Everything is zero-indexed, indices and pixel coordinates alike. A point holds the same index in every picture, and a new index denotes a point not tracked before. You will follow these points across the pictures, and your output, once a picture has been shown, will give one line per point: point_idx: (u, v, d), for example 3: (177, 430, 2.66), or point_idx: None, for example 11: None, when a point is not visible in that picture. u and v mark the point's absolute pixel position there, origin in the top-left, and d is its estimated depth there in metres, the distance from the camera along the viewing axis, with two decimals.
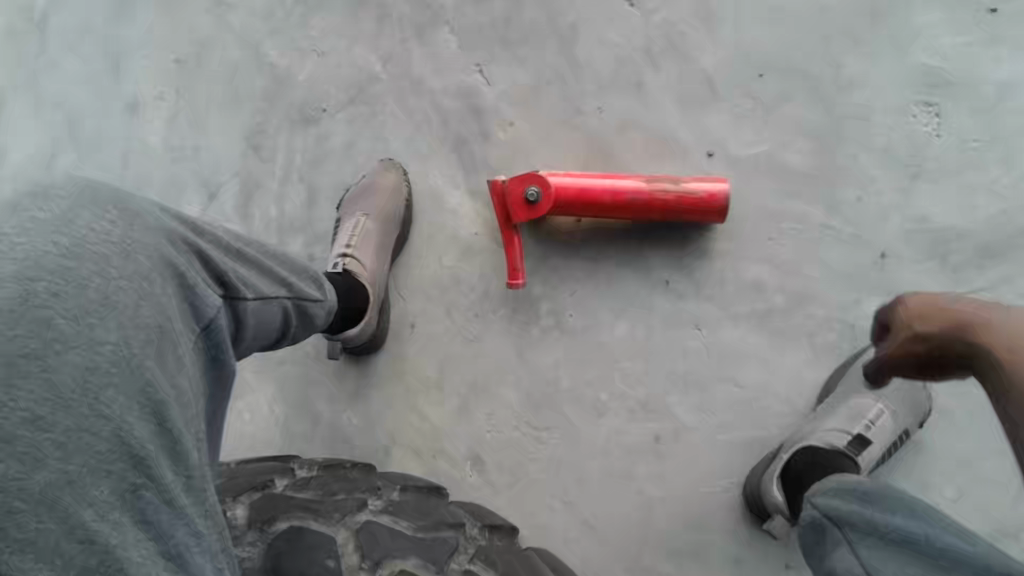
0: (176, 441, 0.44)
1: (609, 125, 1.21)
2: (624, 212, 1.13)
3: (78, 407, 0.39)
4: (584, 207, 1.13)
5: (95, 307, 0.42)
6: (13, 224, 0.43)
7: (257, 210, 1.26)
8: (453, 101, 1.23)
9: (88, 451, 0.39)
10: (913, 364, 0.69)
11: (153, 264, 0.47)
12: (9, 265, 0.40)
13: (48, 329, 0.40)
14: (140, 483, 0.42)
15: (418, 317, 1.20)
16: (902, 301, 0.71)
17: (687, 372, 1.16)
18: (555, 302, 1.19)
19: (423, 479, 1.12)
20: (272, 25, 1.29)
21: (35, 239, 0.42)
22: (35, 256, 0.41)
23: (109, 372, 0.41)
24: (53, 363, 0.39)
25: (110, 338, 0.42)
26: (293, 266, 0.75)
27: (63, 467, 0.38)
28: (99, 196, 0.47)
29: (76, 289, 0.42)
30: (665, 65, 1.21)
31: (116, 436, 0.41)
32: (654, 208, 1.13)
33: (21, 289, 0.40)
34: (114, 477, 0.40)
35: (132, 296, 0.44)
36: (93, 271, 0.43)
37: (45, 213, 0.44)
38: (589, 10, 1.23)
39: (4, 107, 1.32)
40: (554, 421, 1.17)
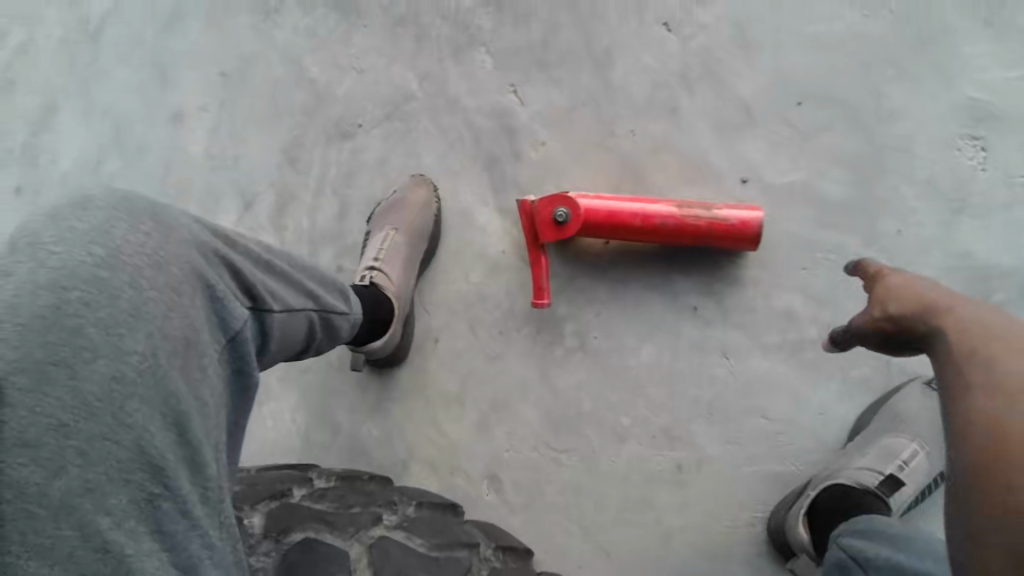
0: (195, 452, 0.45)
1: (642, 148, 1.20)
2: (653, 236, 1.12)
3: (103, 416, 0.40)
4: (613, 230, 1.12)
5: (125, 318, 0.43)
6: (54, 231, 0.44)
7: (290, 221, 1.28)
8: (486, 120, 1.24)
9: (109, 460, 0.40)
10: (878, 337, 0.69)
11: (184, 276, 0.48)
12: (46, 273, 0.41)
13: (79, 338, 0.41)
14: (158, 493, 0.42)
15: (442, 332, 1.20)
16: (880, 279, 0.70)
17: (712, 400, 1.14)
18: (580, 323, 1.18)
19: (439, 495, 1.12)
20: (314, 42, 1.32)
21: (72, 248, 0.43)
22: (71, 265, 0.42)
23: (135, 382, 0.42)
24: (81, 371, 0.40)
25: (137, 348, 0.43)
26: (321, 278, 0.77)
27: (84, 474, 0.39)
28: (136, 209, 0.49)
29: (107, 299, 0.43)
30: (701, 90, 1.20)
31: (137, 445, 0.41)
32: (684, 234, 1.11)
33: (56, 297, 0.41)
34: (133, 486, 0.41)
35: (161, 307, 0.45)
36: (126, 282, 0.44)
37: (83, 223, 0.45)
38: (625, 35, 1.23)
39: (57, 114, 1.38)
40: (574, 444, 1.15)
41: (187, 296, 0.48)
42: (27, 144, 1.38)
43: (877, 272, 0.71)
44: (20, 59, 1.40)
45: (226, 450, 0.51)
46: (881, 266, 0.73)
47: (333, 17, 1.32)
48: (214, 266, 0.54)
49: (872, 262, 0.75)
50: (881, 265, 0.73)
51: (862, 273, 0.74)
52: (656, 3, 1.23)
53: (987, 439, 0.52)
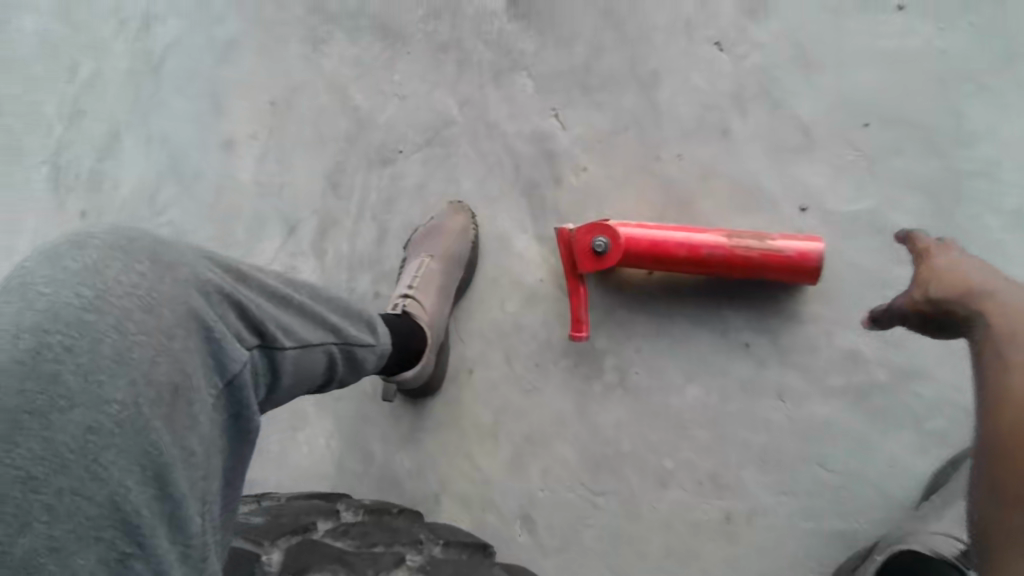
0: (175, 507, 0.44)
1: (690, 173, 1.14)
2: (700, 268, 1.05)
3: (75, 469, 0.40)
4: (656, 261, 1.05)
5: (107, 364, 0.42)
6: (46, 271, 0.43)
7: (330, 246, 1.29)
8: (526, 145, 1.21)
9: (78, 517, 0.40)
10: (917, 318, 0.77)
11: (177, 318, 0.47)
12: (30, 314, 0.41)
13: (57, 385, 0.40)
14: (129, 551, 0.42)
15: (477, 362, 1.16)
16: (930, 263, 0.77)
17: (766, 446, 1.05)
18: (621, 357, 1.11)
19: (470, 534, 1.07)
20: (359, 70, 1.33)
21: (60, 289, 0.42)
22: (56, 308, 0.41)
23: (112, 434, 0.41)
24: (56, 422, 0.40)
25: (117, 397, 0.42)
26: (345, 310, 0.75)
27: (49, 533, 0.39)
28: (135, 247, 0.48)
29: (89, 344, 0.41)
30: (754, 112, 1.13)
31: (110, 501, 0.41)
32: (734, 266, 1.04)
33: (36, 341, 0.40)
34: (103, 544, 0.41)
35: (147, 353, 0.44)
36: (112, 325, 0.43)
37: (76, 262, 0.44)
38: (673, 56, 1.17)
39: (120, 142, 1.45)
40: (612, 486, 1.08)
41: (180, 339, 0.47)
42: (92, 171, 1.45)
43: (925, 247, 0.83)
44: (90, 91, 1.48)
45: (217, 499, 0.50)
46: (929, 241, 0.84)
47: (378, 45, 1.32)
48: (215, 303, 0.52)
49: (921, 235, 0.87)
50: (931, 239, 0.84)
51: (910, 244, 0.87)
52: (707, 22, 1.16)
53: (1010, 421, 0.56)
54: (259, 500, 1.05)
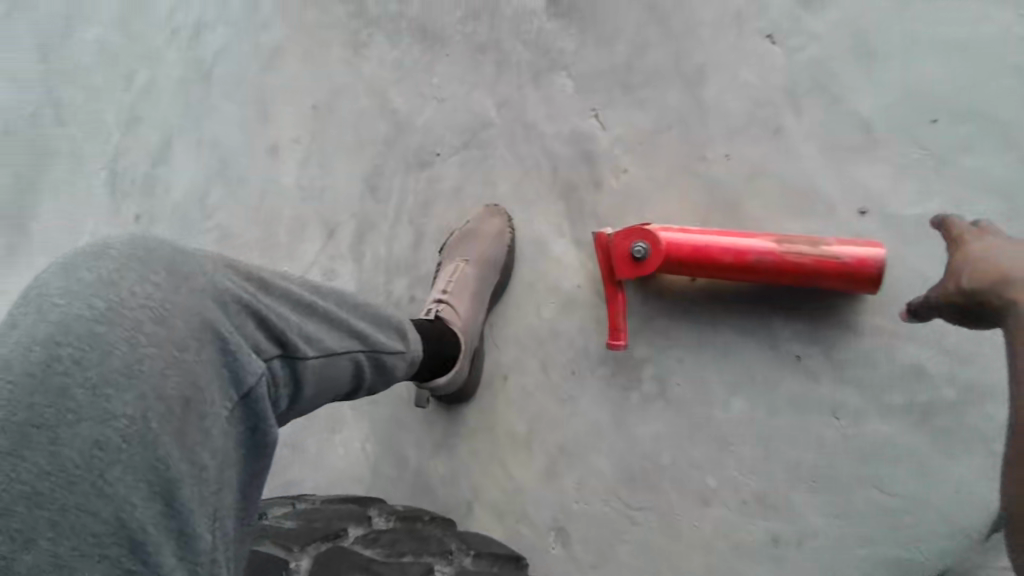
0: (182, 524, 0.46)
1: (737, 174, 1.08)
2: (747, 274, 0.99)
3: (80, 485, 0.42)
4: (700, 267, 1.00)
5: (116, 378, 0.44)
6: (61, 282, 0.45)
7: (368, 249, 1.29)
8: (565, 147, 1.18)
9: (83, 533, 0.42)
10: (952, 311, 0.78)
11: (190, 329, 0.48)
12: (44, 325, 0.43)
13: (65, 399, 0.42)
14: (135, 569, 0.44)
15: (512, 369, 1.14)
16: (965, 252, 0.78)
17: (817, 465, 0.98)
18: (660, 367, 1.06)
19: (503, 545, 1.05)
20: (398, 73, 1.33)
21: (73, 301, 0.44)
22: (69, 320, 0.43)
23: (119, 449, 0.43)
24: (63, 436, 0.42)
25: (124, 411, 0.44)
26: (373, 317, 0.74)
27: (53, 548, 0.42)
28: (153, 257, 0.49)
29: (99, 357, 0.43)
30: (809, 109, 1.06)
31: (114, 517, 0.43)
32: (784, 273, 0.97)
33: (47, 354, 0.42)
34: (108, 562, 0.43)
35: (158, 365, 0.45)
36: (122, 338, 0.44)
37: (91, 274, 0.45)
38: (720, 51, 1.12)
39: (172, 148, 1.50)
40: (650, 501, 1.04)
41: (194, 351, 0.48)
42: (147, 176, 1.50)
43: (960, 235, 0.84)
44: (146, 99, 1.53)
45: (232, 515, 0.51)
46: (964, 228, 0.86)
47: (418, 47, 1.32)
48: (232, 312, 0.53)
49: (957, 220, 0.88)
50: (965, 224, 0.86)
51: (947, 230, 0.88)
52: (758, 14, 1.10)
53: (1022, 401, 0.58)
54: (294, 501, 1.05)
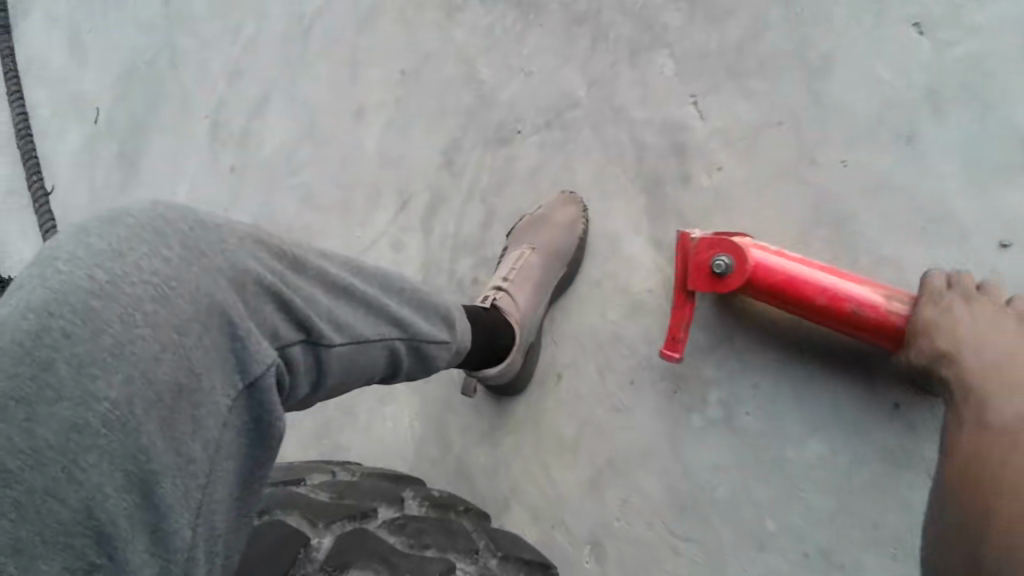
0: (156, 518, 0.47)
1: (851, 184, 0.94)
2: (841, 325, 0.85)
3: (52, 468, 0.43)
4: (790, 302, 0.87)
5: (103, 357, 0.45)
6: (70, 249, 0.47)
7: (437, 224, 1.26)
8: (655, 136, 1.07)
9: (50, 518, 0.43)
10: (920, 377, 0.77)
11: (195, 312, 0.49)
12: (43, 293, 0.45)
13: (49, 373, 0.43)
14: (98, 563, 0.45)
15: (567, 369, 1.07)
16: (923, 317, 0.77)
17: (898, 531, 0.85)
18: (729, 391, 0.96)
19: (534, 550, 1.00)
20: (489, 40, 1.26)
21: (74, 270, 0.46)
22: (66, 289, 0.45)
23: (97, 434, 0.44)
24: (40, 414, 0.43)
25: (109, 394, 0.44)
26: (419, 303, 0.69)
27: (13, 533, 0.42)
28: (170, 230, 0.50)
29: (90, 333, 0.45)
30: (954, 116, 0.90)
31: (83, 506, 0.44)
32: (888, 335, 0.82)
33: (39, 323, 0.44)
34: (71, 553, 0.44)
35: (152, 349, 0.46)
36: (117, 316, 0.46)
37: (100, 242, 0.47)
38: (852, 39, 0.96)
39: (268, 102, 1.52)
40: (696, 534, 0.95)
41: (196, 335, 0.49)
42: (243, 128, 1.54)
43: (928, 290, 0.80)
44: (250, 52, 1.56)
45: (222, 510, 0.51)
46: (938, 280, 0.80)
47: (511, 15, 1.24)
48: (252, 294, 0.53)
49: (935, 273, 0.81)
50: (939, 277, 0.80)
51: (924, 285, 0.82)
52: None
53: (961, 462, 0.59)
54: (335, 470, 1.04)
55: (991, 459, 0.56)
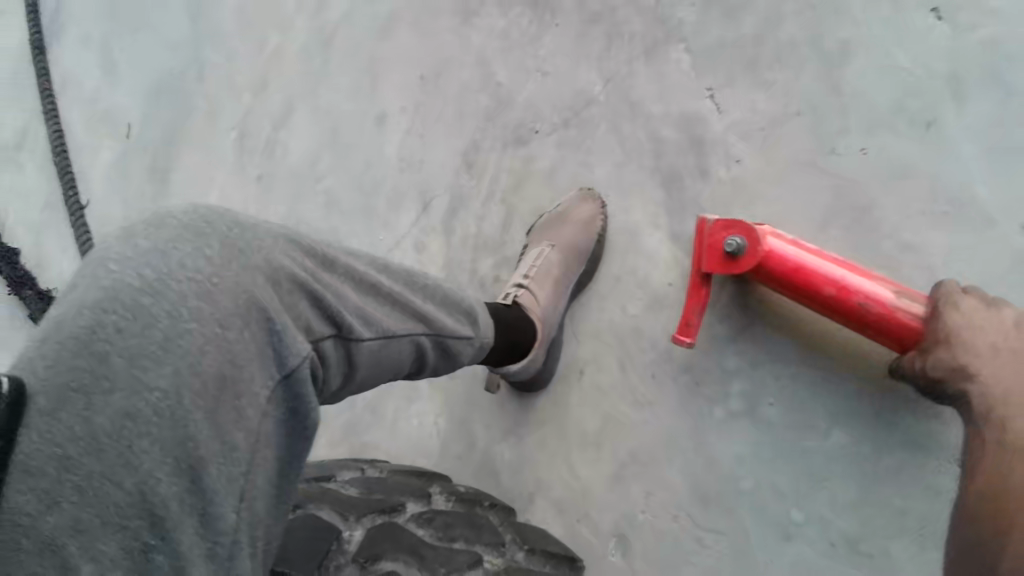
0: (205, 503, 0.49)
1: (871, 173, 0.94)
2: (846, 319, 0.85)
3: (108, 454, 0.46)
4: (795, 291, 0.87)
5: (153, 350, 0.47)
6: (119, 250, 0.50)
7: (459, 225, 1.28)
8: (672, 131, 1.08)
9: (107, 501, 0.46)
10: (921, 384, 0.80)
11: (237, 307, 0.51)
12: (98, 291, 0.48)
13: (104, 365, 0.46)
14: (152, 543, 0.47)
15: (589, 364, 1.08)
16: (943, 330, 0.77)
17: (926, 519, 0.85)
18: (752, 382, 0.96)
19: (559, 543, 1.01)
20: (505, 43, 1.27)
21: (124, 270, 0.49)
22: (117, 288, 0.48)
23: (149, 422, 0.47)
24: (97, 404, 0.46)
25: (159, 385, 0.47)
26: (443, 299, 0.71)
27: (75, 514, 0.45)
28: (211, 230, 0.53)
29: (140, 327, 0.47)
30: (975, 100, 0.90)
31: (138, 490, 0.46)
32: (890, 331, 0.82)
33: (94, 319, 0.47)
34: (127, 534, 0.46)
35: (198, 342, 0.49)
36: (165, 311, 0.48)
37: (146, 242, 0.50)
38: (869, 28, 0.96)
39: (291, 112, 1.56)
40: (722, 525, 0.95)
41: (238, 329, 0.51)
42: (268, 138, 1.58)
43: (947, 300, 0.78)
44: (272, 63, 1.60)
45: (263, 497, 0.53)
46: (955, 290, 0.79)
47: (526, 16, 1.25)
48: (286, 290, 0.55)
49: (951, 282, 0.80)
50: (955, 286, 0.79)
51: (937, 290, 0.81)
52: None
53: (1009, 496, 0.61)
54: (363, 467, 1.07)
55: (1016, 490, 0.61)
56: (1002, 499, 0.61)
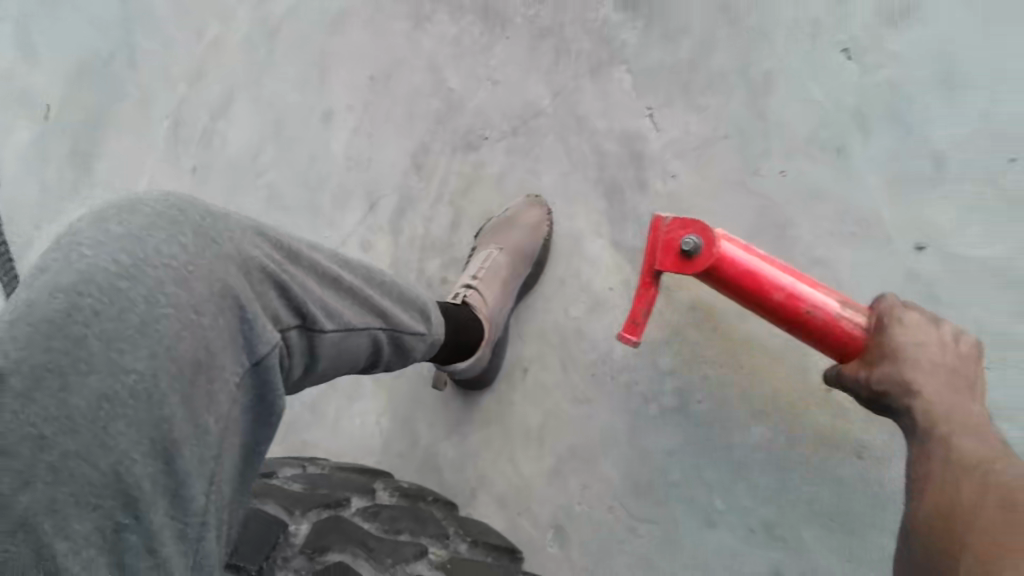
0: (178, 484, 0.50)
1: (790, 193, 1.04)
2: (792, 327, 0.77)
3: (84, 434, 0.45)
4: (743, 297, 0.78)
5: (130, 333, 0.48)
6: (91, 235, 0.50)
7: (406, 226, 1.30)
8: (614, 145, 1.15)
9: (81, 481, 0.45)
10: (864, 399, 0.69)
11: (211, 295, 0.52)
12: (71, 274, 0.47)
13: (80, 347, 0.46)
14: (125, 524, 0.47)
15: (532, 363, 1.13)
16: (887, 341, 0.67)
17: (830, 504, 0.95)
18: (682, 381, 1.04)
19: (501, 536, 1.05)
20: (457, 50, 1.31)
21: (99, 254, 0.49)
22: (91, 271, 0.48)
23: (126, 404, 0.47)
24: (72, 384, 0.45)
25: (136, 367, 0.47)
26: (399, 296, 0.73)
27: (49, 493, 0.44)
28: (182, 219, 0.53)
29: (117, 311, 0.47)
30: (878, 134, 1.01)
31: (113, 470, 0.46)
32: (840, 345, 0.73)
33: (69, 302, 0.46)
34: (101, 514, 0.46)
35: (174, 327, 0.49)
36: (142, 296, 0.49)
37: (119, 227, 0.50)
38: (791, 62, 1.06)
39: (232, 103, 1.52)
40: (653, 515, 1.02)
41: (211, 315, 0.52)
42: (206, 129, 1.54)
43: (888, 310, 0.69)
44: (213, 53, 1.56)
45: (228, 482, 0.55)
46: (897, 303, 0.70)
47: (478, 26, 1.29)
48: (255, 280, 0.57)
49: (895, 296, 0.71)
50: (898, 299, 0.70)
51: (877, 305, 0.71)
52: (837, 26, 1.04)
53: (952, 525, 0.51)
54: (304, 465, 1.07)
55: (963, 510, 0.51)
56: (952, 522, 0.51)
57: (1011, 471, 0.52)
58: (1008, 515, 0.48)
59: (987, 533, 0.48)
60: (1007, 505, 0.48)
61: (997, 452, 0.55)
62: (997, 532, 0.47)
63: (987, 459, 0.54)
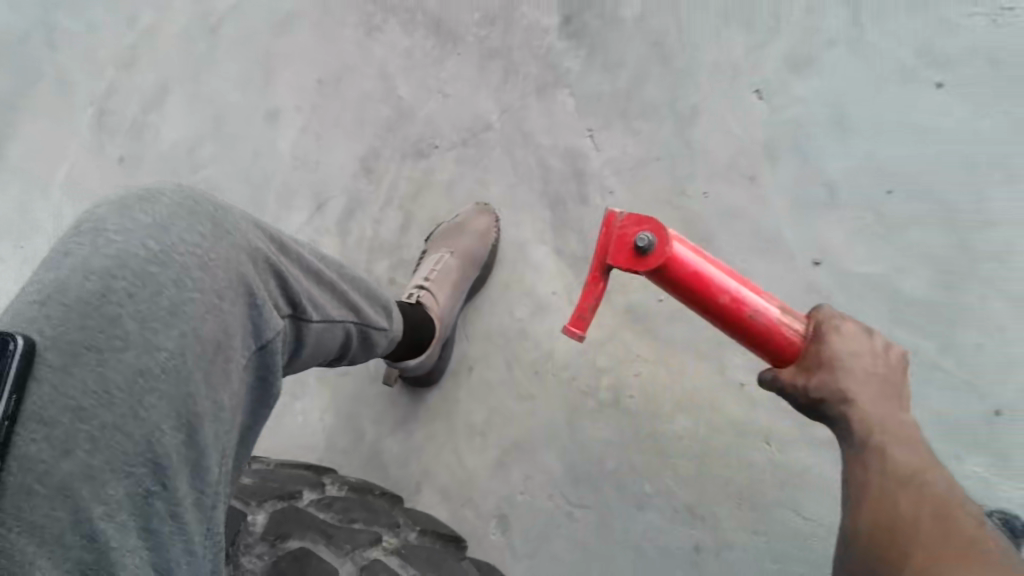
0: (199, 455, 0.53)
1: (711, 212, 1.17)
2: (731, 327, 0.83)
3: (119, 406, 0.48)
4: (689, 296, 0.84)
5: (162, 315, 0.51)
6: (117, 222, 0.53)
7: (355, 227, 1.33)
8: (558, 161, 1.24)
9: (116, 450, 0.48)
10: (799, 402, 0.76)
11: (229, 282, 0.56)
12: (104, 259, 0.51)
13: (115, 326, 0.49)
14: (153, 491, 0.50)
15: (478, 361, 1.20)
16: (826, 351, 0.74)
17: (743, 486, 1.07)
18: (616, 378, 1.14)
19: (447, 526, 1.10)
20: (409, 62, 1.36)
21: (129, 240, 0.52)
22: (125, 256, 0.51)
23: (158, 379, 0.50)
24: (108, 360, 0.49)
25: (167, 345, 0.51)
26: (368, 292, 0.78)
27: (87, 460, 0.47)
28: (198, 210, 0.57)
29: (150, 293, 0.51)
30: (783, 164, 1.16)
31: (145, 440, 0.49)
32: (774, 346, 0.80)
33: (103, 284, 0.50)
34: (132, 481, 0.49)
35: (199, 310, 0.53)
36: (171, 280, 0.52)
37: (144, 216, 0.54)
38: (713, 97, 1.20)
39: (167, 95, 1.49)
40: (590, 500, 1.11)
41: (228, 300, 0.56)
42: (137, 120, 1.49)
43: (827, 322, 0.76)
44: (147, 42, 1.52)
45: (233, 457, 0.58)
46: (834, 316, 0.77)
47: (430, 41, 1.36)
48: (261, 269, 0.60)
49: (830, 310, 0.79)
50: (834, 312, 0.78)
51: (816, 316, 0.78)
52: (752, 68, 1.19)
53: (892, 535, 0.60)
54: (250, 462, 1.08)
55: (904, 522, 0.60)
56: (892, 532, 0.60)
57: (939, 485, 0.62)
58: (948, 531, 0.57)
59: (928, 546, 0.56)
60: (937, 519, 0.59)
61: (926, 461, 0.65)
62: (935, 546, 0.56)
63: (920, 470, 0.64)
